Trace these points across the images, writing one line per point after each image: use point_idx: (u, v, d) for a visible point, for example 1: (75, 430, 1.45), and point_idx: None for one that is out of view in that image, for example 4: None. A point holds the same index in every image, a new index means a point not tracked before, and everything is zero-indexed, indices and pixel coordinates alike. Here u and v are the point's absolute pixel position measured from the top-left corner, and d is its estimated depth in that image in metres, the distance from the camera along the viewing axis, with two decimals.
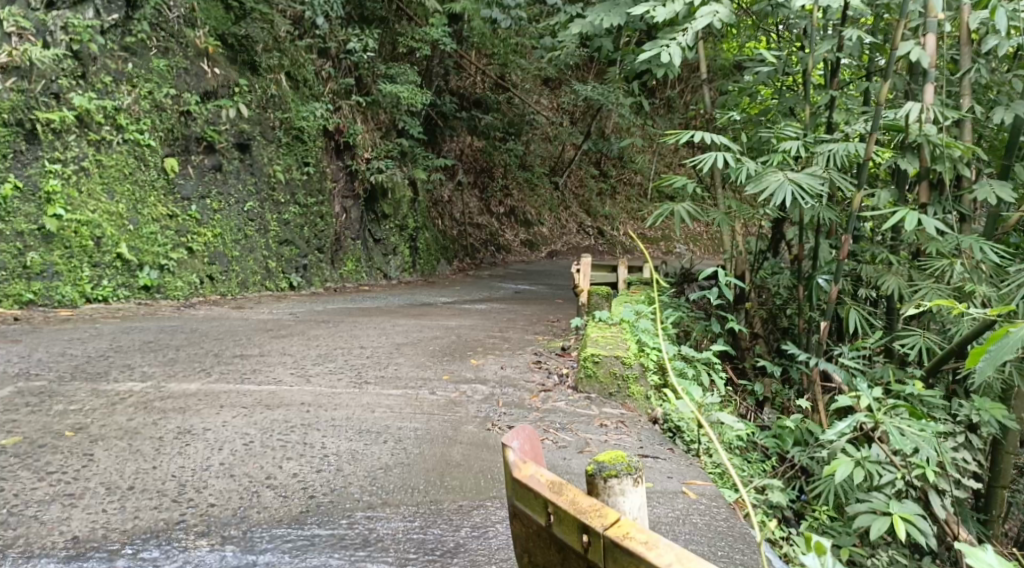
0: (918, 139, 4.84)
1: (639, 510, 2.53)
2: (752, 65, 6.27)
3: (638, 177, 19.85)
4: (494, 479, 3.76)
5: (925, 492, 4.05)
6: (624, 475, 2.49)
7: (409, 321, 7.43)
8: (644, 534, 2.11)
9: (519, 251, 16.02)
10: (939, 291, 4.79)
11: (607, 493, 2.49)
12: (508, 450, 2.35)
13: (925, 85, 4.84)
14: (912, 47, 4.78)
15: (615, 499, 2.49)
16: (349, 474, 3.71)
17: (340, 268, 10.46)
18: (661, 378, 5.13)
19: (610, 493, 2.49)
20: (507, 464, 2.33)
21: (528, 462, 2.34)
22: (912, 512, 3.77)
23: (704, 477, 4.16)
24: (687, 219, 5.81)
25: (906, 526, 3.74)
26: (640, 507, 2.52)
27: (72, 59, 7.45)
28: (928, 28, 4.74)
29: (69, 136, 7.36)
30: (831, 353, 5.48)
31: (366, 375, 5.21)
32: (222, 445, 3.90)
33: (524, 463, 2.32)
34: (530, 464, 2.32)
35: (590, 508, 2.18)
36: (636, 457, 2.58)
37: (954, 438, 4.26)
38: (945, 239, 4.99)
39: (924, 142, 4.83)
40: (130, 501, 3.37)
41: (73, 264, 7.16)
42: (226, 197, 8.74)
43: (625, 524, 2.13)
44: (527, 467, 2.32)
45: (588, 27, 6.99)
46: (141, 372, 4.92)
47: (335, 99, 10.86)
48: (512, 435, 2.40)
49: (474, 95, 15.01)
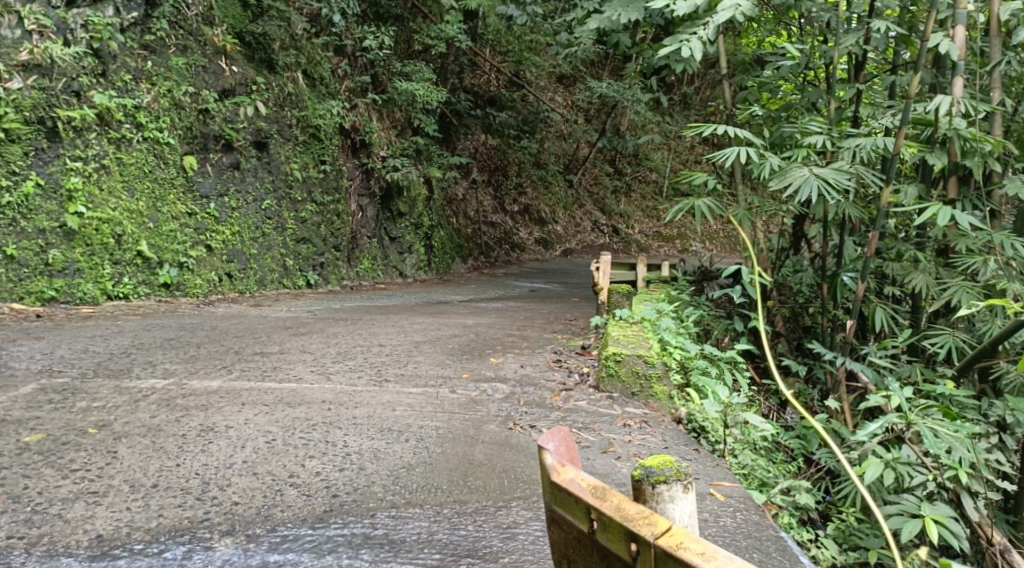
0: (947, 133, 4.83)
1: (689, 517, 2.50)
2: (774, 59, 6.25)
3: (653, 176, 19.77)
4: (518, 480, 3.73)
5: (959, 494, 4.02)
6: (673, 481, 2.47)
7: (426, 319, 7.40)
8: (699, 543, 2.07)
9: (534, 250, 15.96)
10: (969, 289, 4.74)
11: (656, 499, 2.47)
12: (545, 454, 2.32)
13: (954, 78, 4.80)
14: (941, 39, 4.75)
15: (664, 505, 2.47)
16: (372, 473, 3.69)
17: (357, 266, 10.45)
18: (684, 378, 5.09)
19: (658, 500, 2.47)
20: (545, 467, 2.30)
21: (567, 465, 2.31)
22: (944, 515, 3.76)
23: (731, 479, 4.12)
24: (709, 215, 5.77)
25: (938, 528, 3.73)
26: (690, 513, 2.50)
27: (93, 56, 7.46)
28: (956, 20, 4.72)
29: (90, 133, 7.35)
30: (857, 352, 5.44)
31: (386, 373, 5.19)
32: (245, 443, 3.89)
33: (562, 466, 2.30)
34: (569, 468, 2.29)
35: (637, 515, 2.14)
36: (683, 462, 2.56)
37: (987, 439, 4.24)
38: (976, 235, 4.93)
39: (954, 136, 4.82)
40: (154, 499, 3.36)
41: (95, 261, 7.18)
42: (244, 195, 8.75)
43: (676, 533, 2.09)
44: (566, 471, 2.29)
45: (605, 22, 6.95)
46: (163, 370, 4.92)
47: (351, 97, 10.89)
48: (548, 438, 2.37)
49: (489, 93, 15.07)
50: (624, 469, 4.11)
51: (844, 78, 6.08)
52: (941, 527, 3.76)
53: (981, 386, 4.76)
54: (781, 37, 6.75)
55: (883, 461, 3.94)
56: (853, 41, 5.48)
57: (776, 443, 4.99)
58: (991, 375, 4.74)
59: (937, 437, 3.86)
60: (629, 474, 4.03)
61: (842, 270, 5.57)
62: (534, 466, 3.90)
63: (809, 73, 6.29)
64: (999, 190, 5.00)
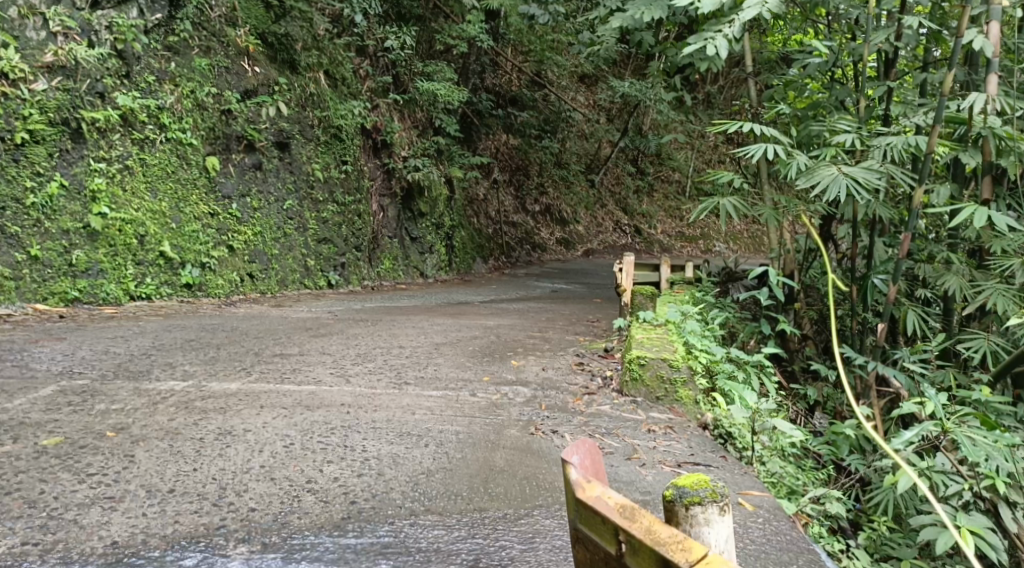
0: (982, 131, 4.73)
1: (725, 542, 2.42)
2: (801, 57, 6.14)
3: (676, 175, 19.61)
4: (540, 487, 3.66)
5: (995, 504, 3.93)
6: (708, 503, 2.39)
7: (447, 320, 7.34)
8: None
9: (556, 250, 15.87)
10: (1006, 292, 4.62)
11: (690, 522, 2.39)
12: (570, 468, 2.26)
13: (989, 76, 4.68)
14: (975, 35, 4.63)
15: (698, 529, 2.39)
16: (390, 479, 3.63)
17: (377, 266, 10.43)
18: (710, 382, 5.00)
19: (692, 523, 2.39)
20: (571, 483, 2.24)
21: (593, 482, 2.25)
22: (981, 526, 3.70)
23: (759, 487, 4.02)
24: (734, 215, 5.68)
25: (974, 539, 3.68)
26: (726, 538, 2.41)
27: (116, 58, 7.47)
28: (991, 16, 4.60)
29: (114, 134, 7.35)
30: (888, 357, 5.35)
31: (406, 376, 5.14)
32: (263, 447, 3.85)
33: (588, 483, 2.24)
34: (595, 485, 2.23)
35: (669, 540, 2.07)
36: (718, 480, 2.47)
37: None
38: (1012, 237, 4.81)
39: (989, 135, 4.71)
40: (170, 505, 3.32)
41: (118, 262, 7.20)
42: (266, 195, 8.76)
43: (712, 560, 2.02)
44: (592, 488, 2.23)
45: (628, 20, 6.84)
46: (183, 371, 4.90)
47: (373, 97, 10.87)
48: (572, 451, 2.30)
49: (510, 92, 15.13)
50: (648, 476, 4.03)
51: (873, 75, 5.97)
52: (977, 538, 3.70)
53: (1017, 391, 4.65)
54: (808, 34, 6.63)
55: (917, 469, 3.98)
56: (884, 38, 5.38)
57: (803, 449, 4.90)
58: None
59: (974, 445, 3.83)
60: (653, 482, 3.95)
61: (873, 272, 5.47)
62: (556, 472, 3.83)
63: (837, 70, 6.17)
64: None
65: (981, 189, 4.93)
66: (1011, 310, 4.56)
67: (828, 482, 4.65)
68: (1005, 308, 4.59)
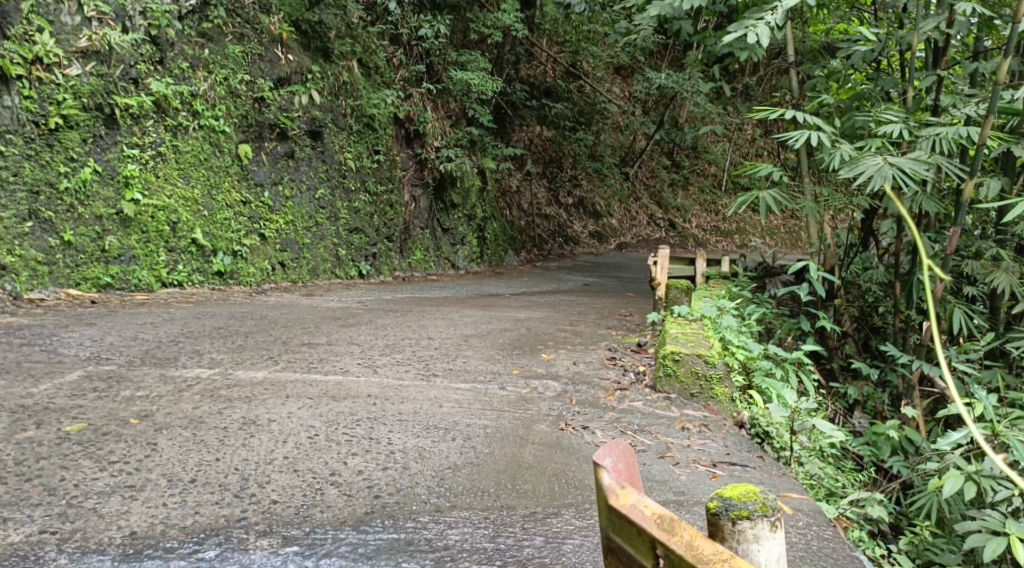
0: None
1: (774, 561, 2.29)
2: (845, 45, 5.95)
3: (712, 169, 19.29)
4: (569, 485, 3.55)
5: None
6: (757, 517, 2.26)
7: (477, 312, 7.24)
8: None
9: (588, 243, 15.71)
10: None
11: (737, 538, 2.26)
12: (602, 472, 2.15)
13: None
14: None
15: (746, 545, 2.27)
16: (415, 473, 3.54)
17: (409, 257, 10.36)
18: (746, 379, 4.86)
19: (740, 539, 2.26)
20: (603, 489, 2.13)
21: (626, 488, 2.13)
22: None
23: (798, 490, 3.87)
24: (774, 207, 5.50)
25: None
26: (777, 556, 2.28)
27: (150, 44, 7.47)
28: None
29: (147, 121, 7.34)
30: (932, 356, 5.20)
31: (434, 367, 5.05)
32: (287, 438, 3.78)
33: (623, 489, 2.12)
34: (629, 491, 2.11)
35: (712, 557, 1.96)
36: (767, 491, 2.34)
37: None
38: None
39: None
40: (191, 495, 3.27)
41: (150, 248, 7.21)
42: (298, 183, 8.73)
43: None
44: (626, 495, 2.11)
45: (667, 8, 6.55)
46: (210, 359, 4.86)
47: (406, 87, 10.76)
48: (604, 453, 2.19)
49: (544, 83, 15.04)
50: (682, 476, 3.90)
51: (921, 65, 5.77)
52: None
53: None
54: (854, 22, 6.41)
55: (965, 473, 3.88)
56: (933, 26, 5.19)
57: (842, 450, 4.76)
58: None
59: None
60: (687, 482, 3.83)
61: (918, 268, 5.32)
62: (586, 470, 3.71)
63: (883, 59, 5.98)
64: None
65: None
66: None
67: (868, 484, 4.50)
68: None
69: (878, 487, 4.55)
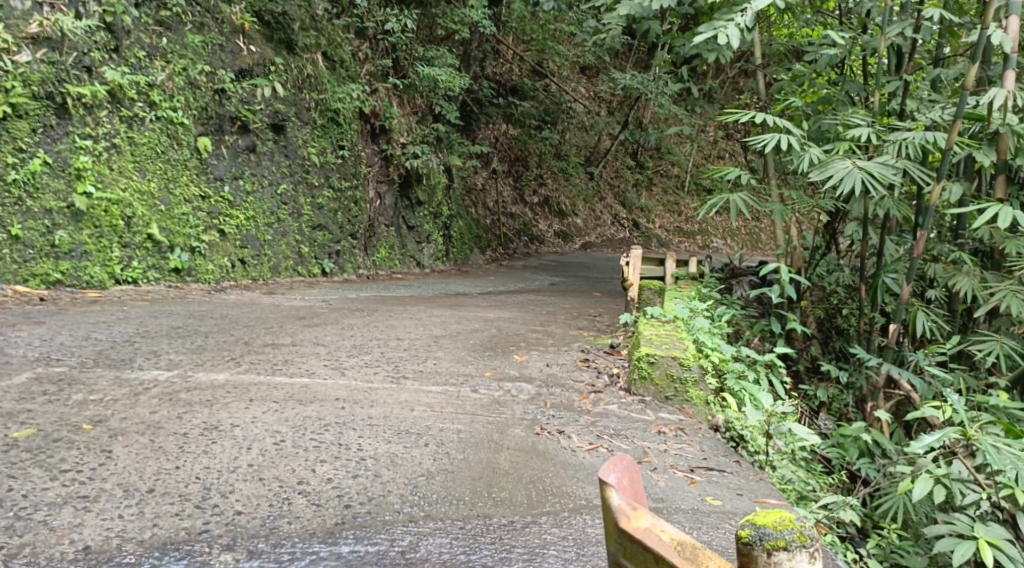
0: (1000, 129, 4.69)
1: None
2: (814, 48, 5.92)
3: (676, 170, 19.35)
4: (547, 492, 3.44)
5: (1014, 515, 3.80)
6: (795, 548, 2.20)
7: (445, 311, 7.09)
8: None
9: (553, 242, 15.62)
10: (1020, 294, 4.59)
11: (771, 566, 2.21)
12: (610, 491, 2.11)
13: (1005, 73, 4.64)
14: (995, 31, 4.61)
15: None
16: (388, 481, 3.39)
17: (373, 255, 10.16)
18: (720, 382, 4.79)
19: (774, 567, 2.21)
20: (613, 510, 2.10)
21: (637, 509, 2.11)
22: (999, 538, 3.57)
23: (776, 496, 3.79)
24: (745, 209, 5.45)
25: (992, 551, 3.53)
26: None
27: (105, 31, 7.19)
28: (1011, 10, 4.58)
29: (101, 111, 7.07)
30: (899, 358, 5.21)
31: (404, 370, 4.89)
32: (251, 444, 3.61)
33: (635, 511, 2.10)
34: (641, 514, 2.09)
35: None
36: (801, 518, 2.28)
37: None
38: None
39: (1008, 132, 4.67)
40: (149, 506, 3.09)
41: (103, 244, 6.93)
42: (260, 178, 8.49)
43: None
44: (639, 517, 2.09)
45: (637, 8, 6.48)
46: (168, 360, 4.64)
47: (372, 81, 10.54)
48: (609, 470, 2.17)
49: (511, 81, 14.91)
50: (661, 482, 3.81)
51: (886, 70, 5.78)
52: (995, 550, 3.56)
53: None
54: (821, 26, 6.42)
55: (934, 476, 3.84)
56: (901, 31, 5.18)
57: (812, 454, 4.72)
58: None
59: (1000, 453, 3.70)
60: (666, 488, 3.74)
61: (884, 271, 5.31)
62: (564, 477, 3.60)
63: (850, 62, 5.98)
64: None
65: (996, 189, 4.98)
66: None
67: (839, 487, 4.46)
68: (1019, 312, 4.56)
69: (848, 490, 4.52)
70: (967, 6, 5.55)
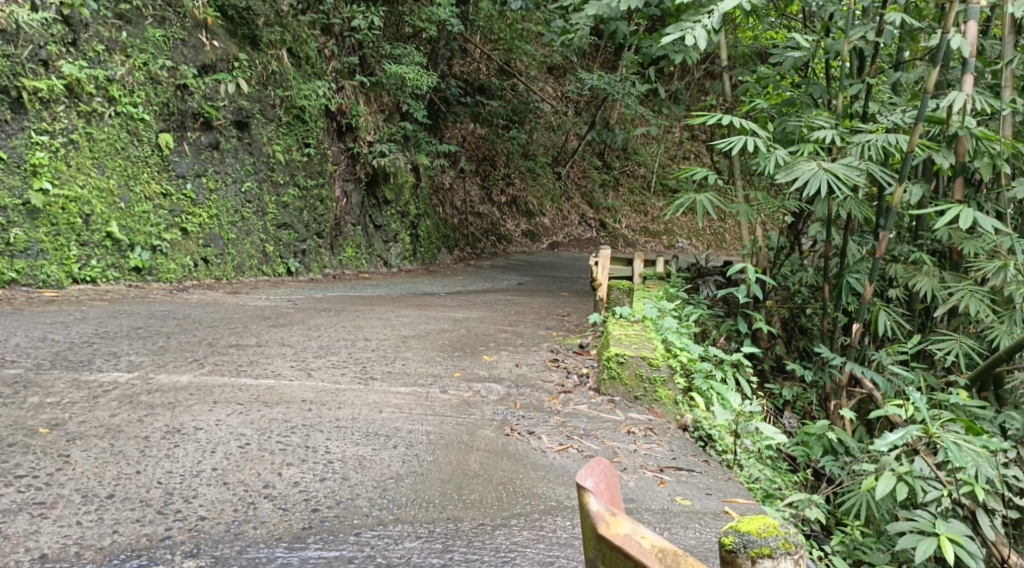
0: (959, 132, 4.74)
1: None
2: (779, 50, 5.97)
3: (642, 170, 19.46)
4: (518, 494, 3.40)
5: (974, 511, 3.94)
6: (780, 555, 2.21)
7: (413, 311, 7.03)
8: None
9: (521, 242, 15.60)
10: (979, 294, 4.66)
11: None
12: (589, 497, 2.10)
13: (964, 76, 4.70)
14: (954, 35, 4.67)
15: None
16: (356, 484, 3.34)
17: (339, 254, 10.05)
18: (688, 382, 4.80)
19: None
20: (592, 515, 2.08)
21: (616, 516, 2.08)
22: (960, 534, 3.61)
23: (744, 495, 3.80)
24: (711, 210, 5.47)
25: (953, 547, 3.58)
26: None
27: (62, 24, 7.01)
28: (970, 14, 4.64)
29: (58, 106, 6.90)
30: (861, 357, 5.26)
31: (372, 371, 4.83)
32: (215, 447, 3.53)
33: (613, 517, 2.08)
34: (621, 520, 2.07)
35: None
36: (783, 526, 2.30)
37: (1005, 454, 4.14)
38: (983, 239, 4.85)
39: (966, 135, 4.73)
40: (108, 512, 3.00)
41: (60, 242, 6.76)
42: (223, 176, 8.34)
43: None
44: (618, 523, 2.07)
45: (604, 9, 6.48)
46: (128, 362, 4.53)
47: (338, 79, 10.41)
48: (586, 475, 2.16)
49: (478, 80, 14.84)
50: (631, 482, 3.80)
51: (848, 73, 5.84)
52: (956, 546, 3.61)
53: (982, 394, 4.79)
54: (785, 28, 6.46)
55: (897, 474, 3.86)
56: (864, 35, 5.23)
57: (778, 453, 4.75)
58: (995, 384, 4.79)
59: (961, 450, 3.72)
60: (636, 489, 3.73)
61: (848, 271, 5.36)
62: (533, 478, 3.58)
63: (813, 65, 6.04)
64: (1006, 192, 4.95)
65: (954, 190, 5.04)
66: (984, 312, 4.61)
67: (804, 485, 4.49)
68: (977, 311, 4.63)
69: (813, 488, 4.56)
70: (927, 11, 5.62)
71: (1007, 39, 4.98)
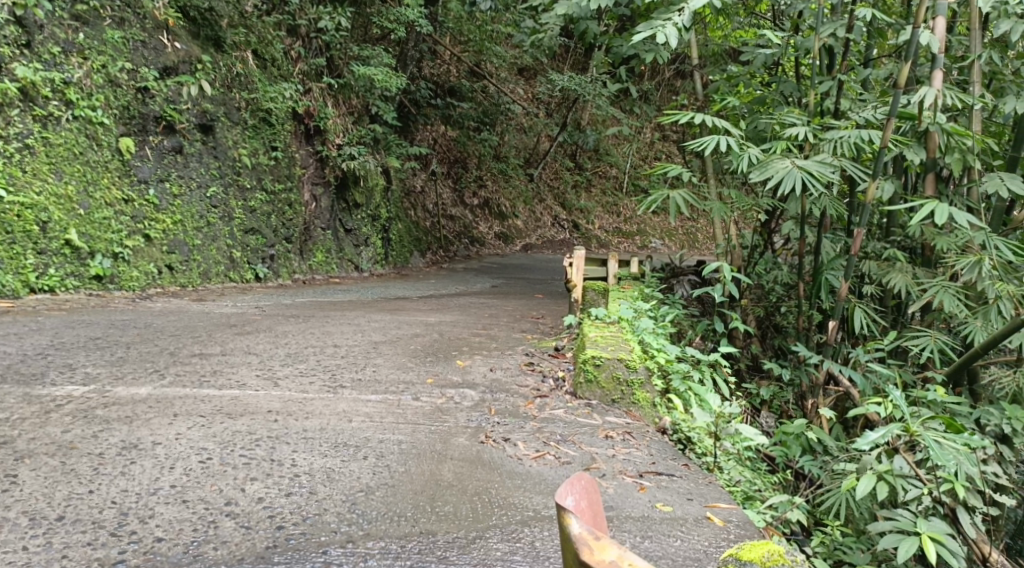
0: (930, 127, 4.68)
1: None
2: (750, 47, 5.90)
3: (614, 171, 19.44)
4: (492, 505, 3.28)
5: (954, 509, 3.81)
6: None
7: (385, 316, 6.87)
8: None
9: (494, 244, 15.48)
10: (952, 290, 4.59)
11: None
12: (571, 518, 1.99)
13: (934, 72, 4.66)
14: (924, 31, 4.62)
15: None
16: (324, 499, 3.19)
17: (309, 259, 9.85)
18: (665, 384, 4.69)
19: None
20: (573, 539, 1.96)
21: (601, 540, 1.97)
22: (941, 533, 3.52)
23: (725, 499, 3.70)
24: (685, 209, 5.38)
25: (935, 547, 3.49)
26: None
27: (16, 25, 6.77)
28: (938, 9, 4.60)
29: (12, 110, 6.64)
30: (838, 354, 5.20)
31: (341, 378, 4.68)
32: (174, 463, 3.36)
33: (597, 541, 1.96)
34: (605, 545, 1.96)
35: None
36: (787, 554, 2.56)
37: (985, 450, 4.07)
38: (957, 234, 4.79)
39: (937, 130, 4.68)
40: (58, 536, 2.85)
41: (15, 251, 6.50)
42: (187, 180, 8.13)
43: None
44: (603, 549, 1.95)
45: (574, 7, 6.37)
46: (84, 374, 4.34)
47: (305, 81, 10.19)
48: (566, 493, 2.08)
49: (448, 82, 14.63)
50: (609, 490, 3.68)
51: (819, 70, 5.79)
52: (937, 546, 3.52)
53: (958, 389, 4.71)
54: (756, 25, 6.39)
55: (876, 473, 3.77)
56: (834, 31, 5.17)
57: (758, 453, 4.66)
58: (970, 380, 4.75)
59: (941, 448, 3.65)
60: (615, 496, 3.62)
61: (822, 268, 5.30)
62: (510, 487, 3.45)
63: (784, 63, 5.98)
64: (977, 187, 4.91)
65: (927, 185, 4.98)
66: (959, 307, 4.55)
67: (784, 486, 4.41)
68: (952, 307, 4.54)
69: (794, 489, 4.47)
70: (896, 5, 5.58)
71: (975, 34, 4.96)
